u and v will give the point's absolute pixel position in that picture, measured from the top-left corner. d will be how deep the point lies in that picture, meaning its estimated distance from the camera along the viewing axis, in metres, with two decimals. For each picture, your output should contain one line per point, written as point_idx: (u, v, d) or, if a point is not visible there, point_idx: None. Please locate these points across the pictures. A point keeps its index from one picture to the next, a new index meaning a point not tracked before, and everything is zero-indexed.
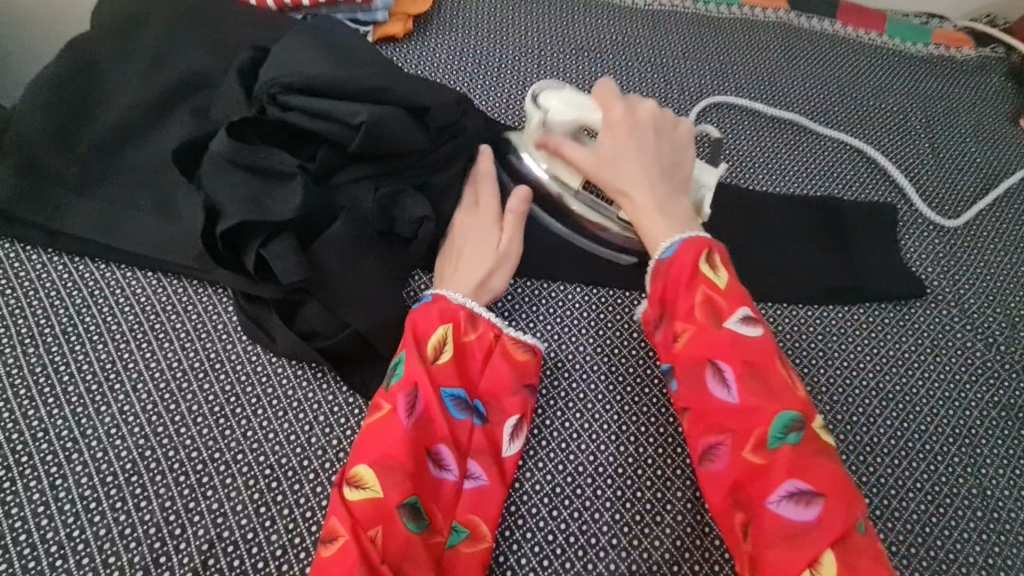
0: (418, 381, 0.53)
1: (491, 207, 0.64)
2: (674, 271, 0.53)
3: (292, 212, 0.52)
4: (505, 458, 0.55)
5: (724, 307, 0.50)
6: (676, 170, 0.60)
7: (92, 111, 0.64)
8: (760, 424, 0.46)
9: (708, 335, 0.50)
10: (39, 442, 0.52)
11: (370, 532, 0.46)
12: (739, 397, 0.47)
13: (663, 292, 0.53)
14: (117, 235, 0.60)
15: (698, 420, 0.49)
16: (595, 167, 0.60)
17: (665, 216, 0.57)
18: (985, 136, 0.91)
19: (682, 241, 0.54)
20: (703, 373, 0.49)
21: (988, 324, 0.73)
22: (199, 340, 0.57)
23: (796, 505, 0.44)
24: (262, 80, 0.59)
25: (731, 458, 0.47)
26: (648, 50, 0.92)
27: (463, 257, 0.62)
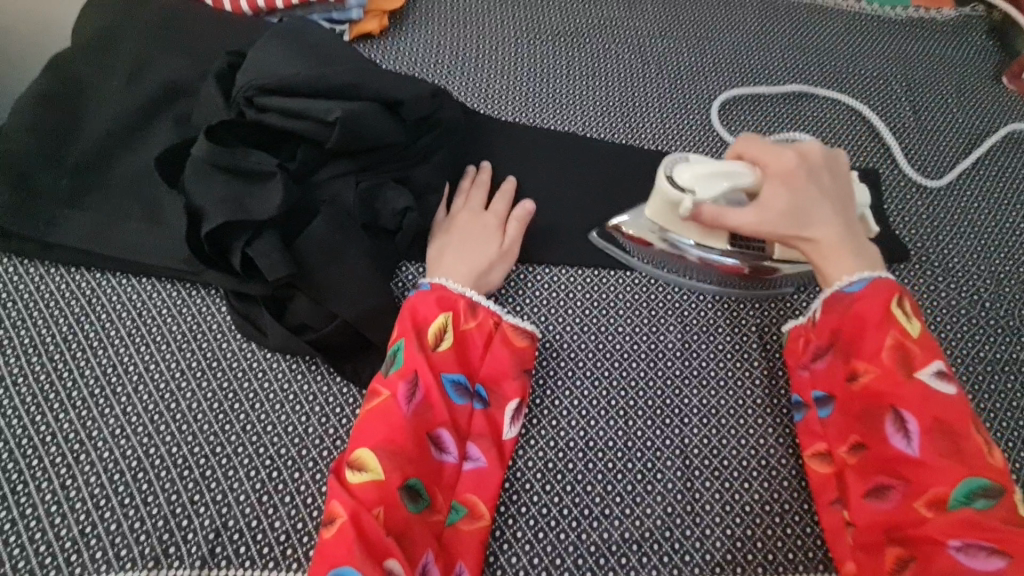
0: (417, 368, 0.54)
1: (498, 208, 0.67)
2: (857, 313, 0.54)
3: (274, 210, 0.54)
4: (504, 440, 0.57)
5: (917, 357, 0.50)
6: (850, 206, 0.58)
7: (79, 125, 0.66)
8: (941, 481, 0.47)
9: (892, 382, 0.50)
10: (47, 446, 0.54)
11: (372, 511, 0.48)
12: (921, 449, 0.48)
13: (840, 327, 0.54)
14: (109, 243, 0.61)
15: (870, 462, 0.51)
16: (764, 226, 0.56)
17: (855, 255, 0.55)
18: (967, 96, 0.91)
19: (870, 280, 0.54)
20: (882, 417, 0.50)
21: (972, 283, 0.73)
22: (194, 341, 0.59)
23: (972, 564, 0.44)
24: (239, 84, 0.60)
25: (902, 503, 0.48)
26: (624, 32, 0.92)
27: (462, 246, 0.63)
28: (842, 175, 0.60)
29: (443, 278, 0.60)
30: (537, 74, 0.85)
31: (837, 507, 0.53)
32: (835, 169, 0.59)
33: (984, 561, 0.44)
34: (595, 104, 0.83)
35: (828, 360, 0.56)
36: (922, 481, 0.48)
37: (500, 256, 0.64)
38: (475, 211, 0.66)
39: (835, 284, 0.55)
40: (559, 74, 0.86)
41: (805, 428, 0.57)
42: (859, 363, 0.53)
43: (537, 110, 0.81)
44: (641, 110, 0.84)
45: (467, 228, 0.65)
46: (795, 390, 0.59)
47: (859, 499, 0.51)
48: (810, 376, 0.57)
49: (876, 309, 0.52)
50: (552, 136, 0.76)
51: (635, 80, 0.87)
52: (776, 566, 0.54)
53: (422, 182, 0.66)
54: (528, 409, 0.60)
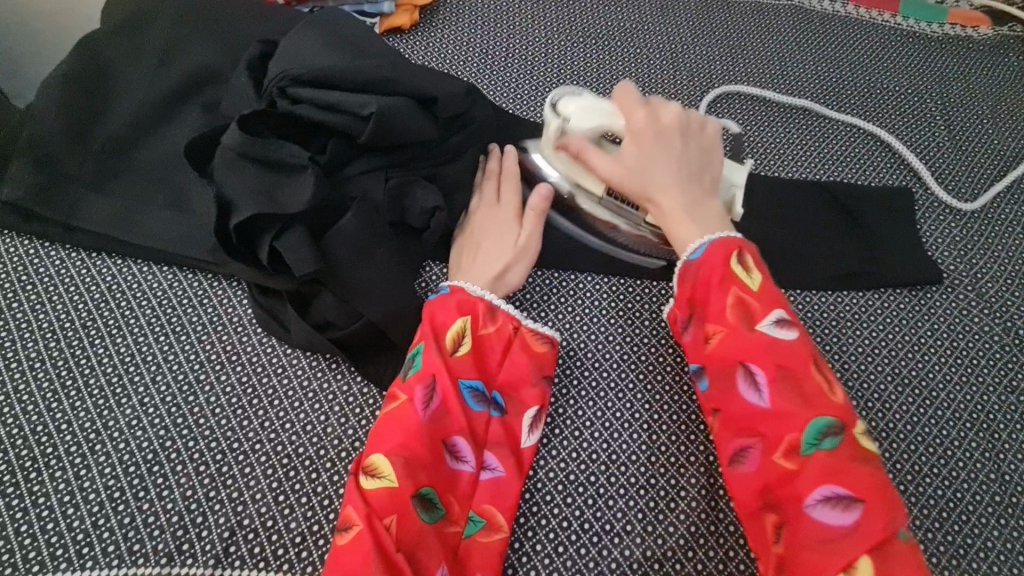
0: (435, 373, 0.53)
1: (513, 203, 0.64)
2: (703, 275, 0.54)
3: (304, 204, 0.53)
4: (522, 450, 0.56)
5: (756, 309, 0.51)
6: (704, 172, 0.59)
7: (105, 107, 0.65)
8: (792, 428, 0.47)
9: (738, 338, 0.50)
10: (63, 434, 0.53)
11: (384, 521, 0.47)
12: (769, 399, 0.48)
13: (694, 296, 0.54)
14: (134, 230, 0.60)
15: (728, 423, 0.50)
16: (618, 175, 0.59)
17: (693, 218, 0.56)
18: (1003, 117, 0.89)
19: (714, 241, 0.54)
20: (734, 376, 0.50)
21: (1006, 309, 0.72)
22: (214, 333, 0.58)
23: (833, 514, 0.44)
24: (272, 74, 0.59)
25: (762, 462, 0.48)
26: (657, 37, 0.91)
27: (486, 240, 0.62)
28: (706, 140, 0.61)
29: (460, 284, 0.59)
30: (568, 77, 0.84)
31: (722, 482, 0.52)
32: (693, 133, 0.61)
33: (843, 507, 0.44)
34: None
35: (690, 333, 0.55)
36: (776, 431, 0.47)
37: (516, 256, 0.62)
38: (491, 208, 0.64)
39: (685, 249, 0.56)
40: (591, 77, 0.84)
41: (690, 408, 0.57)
42: (710, 325, 0.52)
43: None
44: None
45: (487, 223, 0.63)
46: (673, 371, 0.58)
47: (728, 463, 0.50)
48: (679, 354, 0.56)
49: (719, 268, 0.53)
50: None
51: (666, 87, 0.86)
52: None
53: (452, 182, 0.64)
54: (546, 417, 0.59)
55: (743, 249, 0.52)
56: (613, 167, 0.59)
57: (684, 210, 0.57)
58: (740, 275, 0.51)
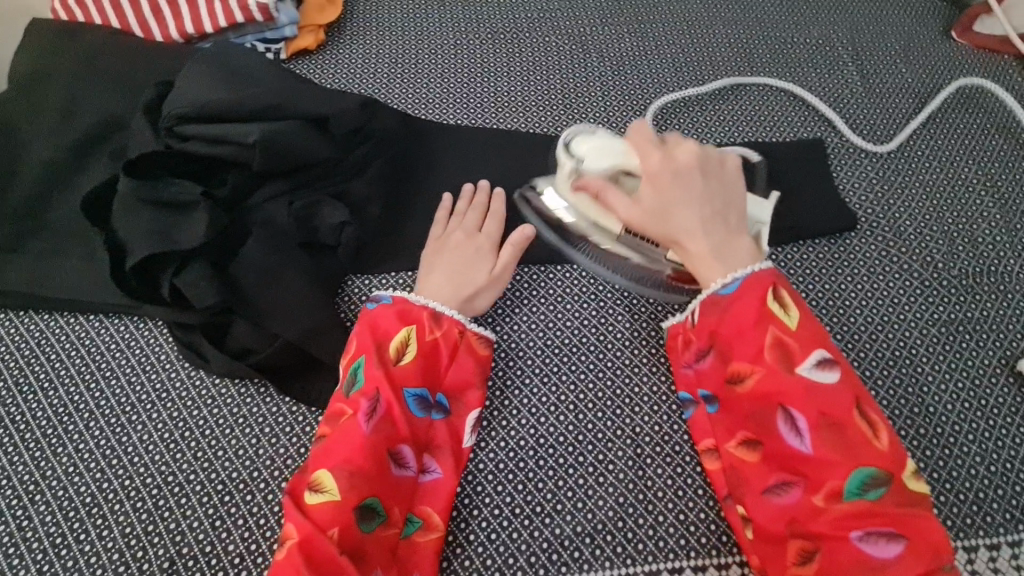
0: (379, 385, 0.54)
1: (495, 234, 0.66)
2: (735, 312, 0.51)
3: (200, 238, 0.54)
4: (461, 451, 0.57)
5: (796, 351, 0.48)
6: (729, 210, 0.55)
7: (15, 168, 0.67)
8: (835, 475, 0.45)
9: (777, 380, 0.48)
10: (4, 489, 0.55)
11: (327, 533, 0.47)
12: (812, 446, 0.46)
13: (720, 330, 0.52)
14: (53, 283, 0.62)
15: (768, 460, 0.49)
16: (637, 219, 0.56)
17: (722, 261, 0.53)
18: (915, 54, 0.89)
19: (747, 279, 0.52)
20: (773, 417, 0.48)
21: (924, 244, 0.73)
22: (143, 373, 0.60)
23: (872, 551, 0.43)
24: (163, 115, 0.61)
25: (801, 502, 0.46)
26: (564, 22, 0.91)
27: (461, 265, 0.63)
28: (729, 176, 0.57)
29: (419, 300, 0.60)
30: (479, 75, 0.85)
31: (737, 501, 0.52)
32: (715, 169, 0.56)
33: (882, 547, 0.43)
34: (536, 99, 0.83)
35: (716, 363, 0.53)
36: (819, 476, 0.46)
37: (490, 282, 0.63)
38: (471, 234, 0.65)
39: (710, 288, 0.53)
40: (501, 71, 0.85)
41: (696, 424, 0.57)
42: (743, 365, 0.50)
43: (475, 110, 0.81)
44: (584, 102, 0.84)
45: (462, 248, 0.64)
46: (686, 389, 0.58)
47: (762, 499, 0.49)
48: (698, 376, 0.56)
49: (751, 308, 0.51)
50: (491, 137, 0.76)
51: (578, 72, 0.86)
52: (731, 547, 0.54)
53: (359, 194, 0.66)
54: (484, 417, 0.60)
55: (783, 287, 0.49)
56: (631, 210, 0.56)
57: (710, 252, 0.53)
58: (780, 315, 0.48)
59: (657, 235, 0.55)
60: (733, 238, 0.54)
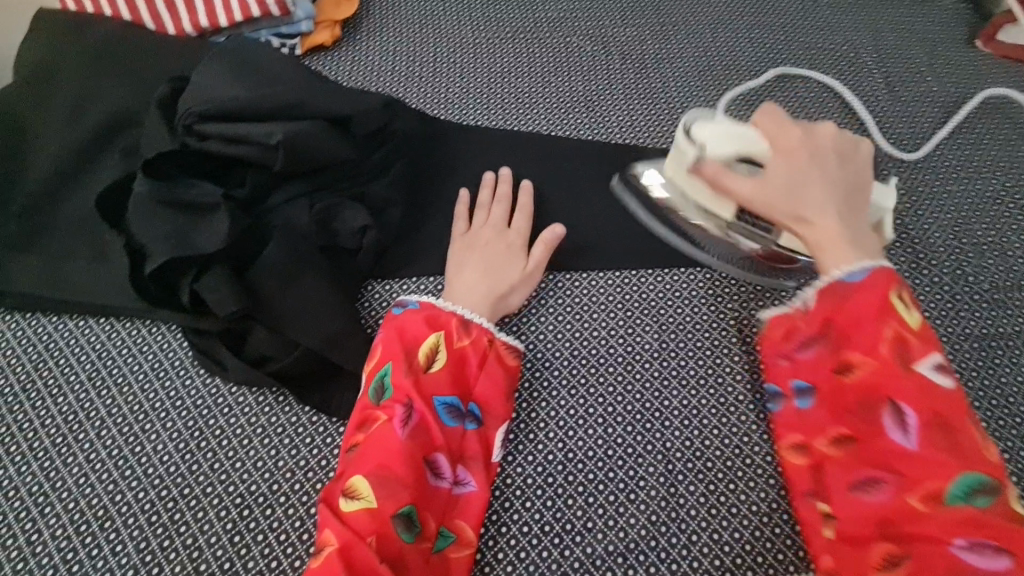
0: (411, 391, 0.52)
1: (523, 230, 0.65)
2: (850, 299, 0.47)
3: (220, 242, 0.52)
4: (493, 463, 0.55)
5: (915, 345, 0.44)
6: (860, 197, 0.51)
7: (23, 165, 0.64)
8: (938, 476, 0.40)
9: (889, 372, 0.43)
10: (12, 501, 0.53)
11: (365, 541, 0.46)
12: (920, 443, 0.41)
13: (835, 316, 0.47)
14: (61, 285, 0.60)
15: (863, 454, 0.44)
16: (755, 201, 0.51)
17: (852, 245, 0.48)
18: (941, 62, 0.88)
19: (869, 270, 0.47)
20: (878, 409, 0.44)
21: (955, 257, 0.71)
22: (157, 380, 0.58)
23: (977, 566, 0.37)
24: (180, 112, 0.58)
25: (895, 502, 0.42)
26: (585, 23, 0.89)
27: (491, 263, 0.61)
28: (861, 163, 0.54)
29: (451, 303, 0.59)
30: (499, 75, 0.82)
31: (822, 499, 0.47)
32: (851, 155, 0.53)
33: (990, 566, 0.37)
34: (558, 101, 0.81)
35: (819, 353, 0.49)
36: (922, 476, 0.41)
37: (521, 280, 0.62)
38: (499, 231, 0.64)
39: (829, 274, 0.48)
40: (521, 72, 0.83)
41: (782, 420, 0.51)
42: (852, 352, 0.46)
43: (496, 112, 0.79)
44: (607, 104, 0.82)
45: (491, 244, 0.63)
46: (774, 381, 0.53)
47: (850, 496, 0.44)
48: (795, 366, 0.51)
49: (873, 296, 0.46)
50: (514, 140, 0.74)
51: (599, 74, 0.85)
52: (765, 567, 0.52)
53: (381, 198, 0.64)
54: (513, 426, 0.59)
55: (908, 281, 0.45)
56: (755, 191, 0.51)
57: (845, 235, 0.48)
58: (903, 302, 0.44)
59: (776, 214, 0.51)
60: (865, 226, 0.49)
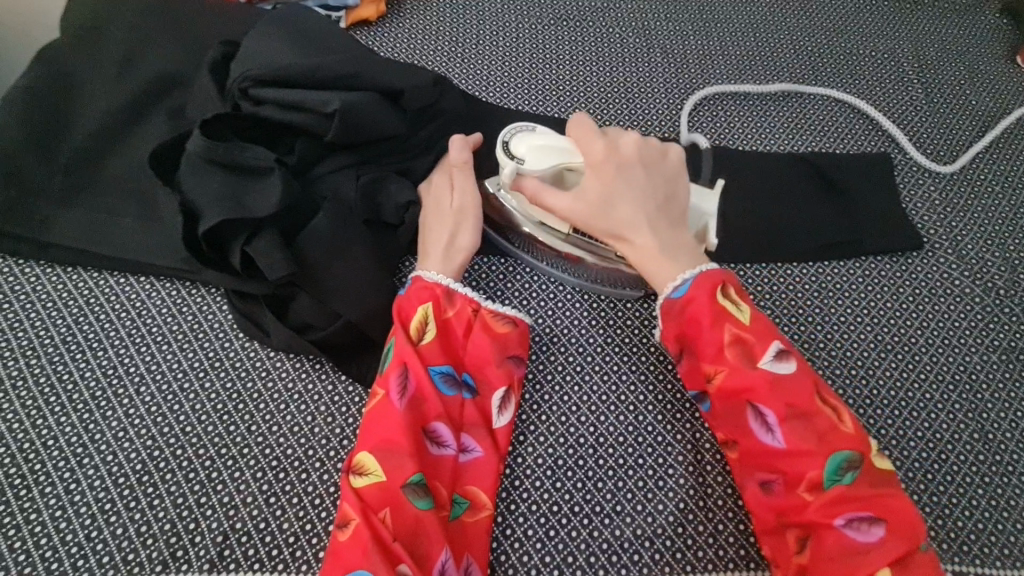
0: (406, 362, 0.53)
1: (444, 177, 0.62)
2: (691, 312, 0.53)
3: (273, 207, 0.52)
4: (497, 430, 0.56)
5: (755, 346, 0.50)
6: (672, 201, 0.57)
7: (69, 120, 0.64)
8: (810, 466, 0.47)
9: (742, 377, 0.49)
10: (50, 450, 0.53)
11: (379, 513, 0.47)
12: (783, 440, 0.48)
13: (682, 329, 0.53)
14: (106, 241, 0.60)
15: (746, 457, 0.50)
16: (578, 214, 0.57)
17: (666, 256, 0.55)
18: (981, 75, 0.88)
19: (697, 275, 0.54)
20: (742, 414, 0.50)
21: (986, 268, 0.72)
22: (197, 341, 0.58)
23: (858, 537, 0.45)
24: (234, 76, 0.58)
25: (786, 494, 0.48)
26: (628, 14, 0.89)
27: (426, 217, 0.60)
28: (669, 166, 0.59)
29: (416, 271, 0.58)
30: (541, 61, 0.82)
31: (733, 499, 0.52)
32: (657, 161, 0.58)
33: (868, 530, 0.45)
34: (600, 91, 0.81)
35: (683, 362, 0.54)
36: (797, 468, 0.47)
37: (457, 221, 0.60)
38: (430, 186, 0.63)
39: (662, 289, 0.55)
40: (563, 59, 0.83)
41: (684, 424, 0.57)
42: (707, 363, 0.51)
43: (538, 97, 0.79)
44: (647, 97, 0.82)
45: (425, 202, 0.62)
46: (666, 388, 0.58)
47: (750, 492, 0.50)
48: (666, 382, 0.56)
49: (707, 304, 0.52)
50: (555, 127, 0.75)
51: (640, 66, 0.84)
52: None
53: (425, 174, 0.64)
54: (519, 395, 0.59)
55: (731, 283, 0.51)
56: (577, 207, 0.56)
57: (655, 248, 0.55)
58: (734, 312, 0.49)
59: (601, 229, 0.57)
60: (675, 234, 0.55)
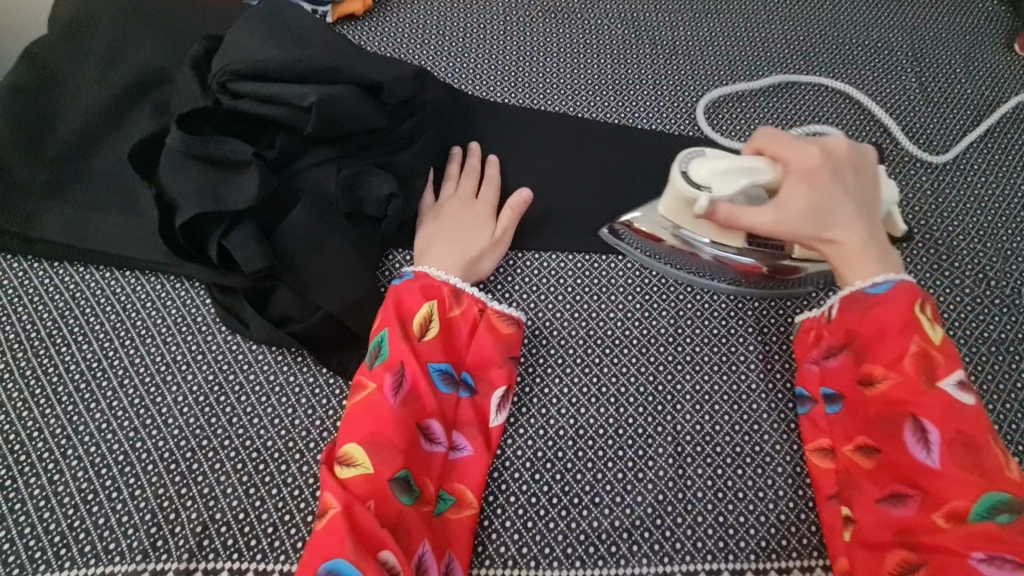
0: (403, 359, 0.53)
1: (488, 200, 0.65)
2: (873, 317, 0.51)
3: (250, 200, 0.53)
4: (491, 429, 0.56)
5: (940, 364, 0.48)
6: (874, 208, 0.54)
7: (55, 116, 0.65)
8: (961, 494, 0.45)
9: (915, 389, 0.48)
10: (35, 441, 0.54)
11: (364, 503, 0.47)
12: (939, 460, 0.46)
13: (860, 329, 0.52)
14: (90, 236, 0.61)
15: (885, 465, 0.49)
16: (786, 229, 0.53)
17: (876, 259, 0.52)
18: (978, 64, 0.87)
19: (896, 285, 0.51)
20: (902, 424, 0.48)
21: (978, 260, 0.71)
22: (180, 334, 0.59)
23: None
24: (214, 71, 0.59)
25: (916, 512, 0.46)
26: (617, 6, 0.89)
27: (459, 230, 0.62)
28: (868, 171, 0.55)
29: (423, 266, 0.59)
30: (527, 53, 0.82)
31: (843, 504, 0.51)
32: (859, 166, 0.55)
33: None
34: (587, 82, 0.81)
35: (843, 361, 0.54)
36: (942, 490, 0.45)
37: (490, 246, 0.63)
38: (466, 200, 0.65)
39: (854, 285, 0.53)
40: (550, 51, 0.83)
41: (809, 425, 0.56)
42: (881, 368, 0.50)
43: (524, 90, 0.79)
44: (634, 88, 0.81)
45: (458, 213, 0.64)
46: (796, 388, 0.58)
47: (872, 503, 0.49)
48: (822, 374, 0.56)
49: (897, 313, 0.50)
50: (540, 119, 0.74)
51: (628, 58, 0.84)
52: (770, 553, 0.53)
53: (406, 168, 0.64)
54: (515, 395, 0.59)
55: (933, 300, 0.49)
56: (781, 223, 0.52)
57: (867, 254, 0.52)
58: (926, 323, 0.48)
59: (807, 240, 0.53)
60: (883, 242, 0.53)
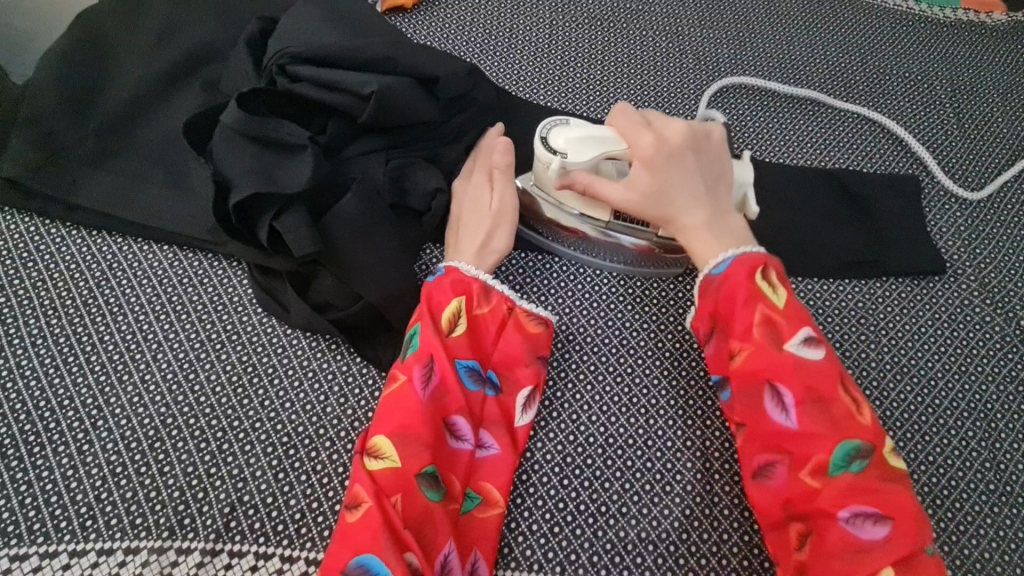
0: (433, 353, 0.53)
1: (483, 173, 0.62)
2: (725, 290, 0.51)
3: (303, 184, 0.53)
4: (518, 428, 0.56)
5: (784, 327, 0.48)
6: (720, 185, 0.55)
7: (104, 84, 0.65)
8: (821, 451, 0.45)
9: (765, 356, 0.48)
10: (65, 409, 0.54)
11: (392, 498, 0.47)
12: (798, 422, 0.46)
13: (716, 308, 0.52)
14: (132, 208, 0.60)
15: (754, 438, 0.49)
16: (630, 202, 0.55)
17: (715, 235, 0.53)
18: (1016, 103, 0.87)
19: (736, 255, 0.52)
20: (760, 395, 0.48)
21: (1008, 298, 0.71)
22: (216, 312, 0.59)
23: (860, 531, 0.43)
24: (271, 52, 0.59)
25: (789, 480, 0.47)
26: (663, 19, 0.89)
27: (463, 214, 0.60)
28: (715, 148, 0.57)
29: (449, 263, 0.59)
30: (572, 58, 0.82)
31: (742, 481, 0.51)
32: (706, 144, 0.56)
33: (871, 527, 0.43)
34: (630, 93, 0.81)
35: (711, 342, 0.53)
36: (805, 450, 0.46)
37: (494, 221, 0.59)
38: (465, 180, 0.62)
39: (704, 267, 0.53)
40: (595, 59, 0.83)
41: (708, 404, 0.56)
42: (734, 342, 0.50)
43: (569, 95, 0.79)
44: (677, 102, 0.81)
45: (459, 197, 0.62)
46: None
47: (752, 477, 0.49)
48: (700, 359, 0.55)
49: (742, 283, 0.50)
50: None
51: (672, 72, 0.84)
52: None
53: (452, 163, 0.64)
54: (543, 394, 0.59)
55: (769, 264, 0.49)
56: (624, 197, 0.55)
57: (706, 229, 0.54)
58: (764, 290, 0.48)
59: (652, 216, 0.55)
60: (726, 216, 0.54)
